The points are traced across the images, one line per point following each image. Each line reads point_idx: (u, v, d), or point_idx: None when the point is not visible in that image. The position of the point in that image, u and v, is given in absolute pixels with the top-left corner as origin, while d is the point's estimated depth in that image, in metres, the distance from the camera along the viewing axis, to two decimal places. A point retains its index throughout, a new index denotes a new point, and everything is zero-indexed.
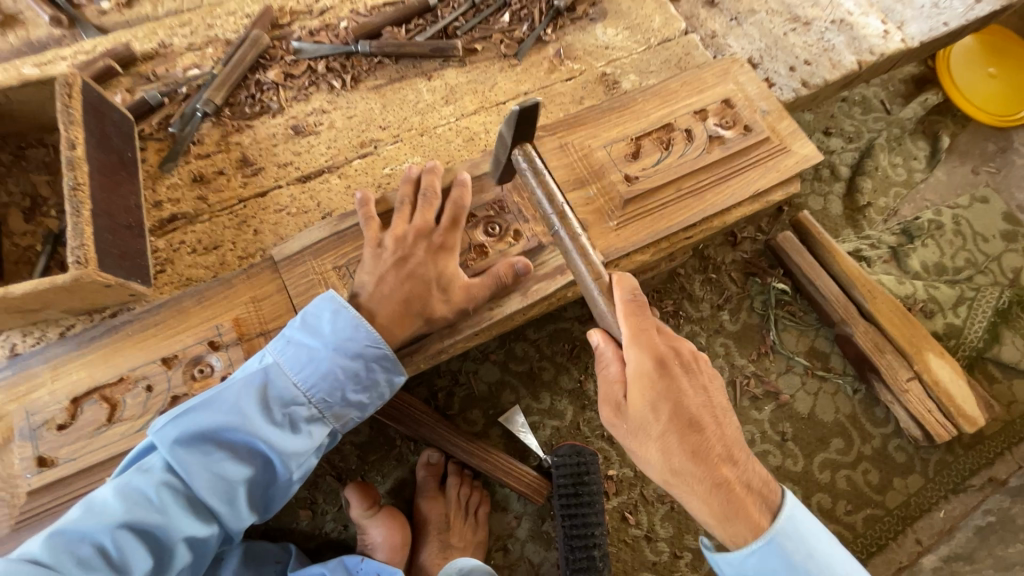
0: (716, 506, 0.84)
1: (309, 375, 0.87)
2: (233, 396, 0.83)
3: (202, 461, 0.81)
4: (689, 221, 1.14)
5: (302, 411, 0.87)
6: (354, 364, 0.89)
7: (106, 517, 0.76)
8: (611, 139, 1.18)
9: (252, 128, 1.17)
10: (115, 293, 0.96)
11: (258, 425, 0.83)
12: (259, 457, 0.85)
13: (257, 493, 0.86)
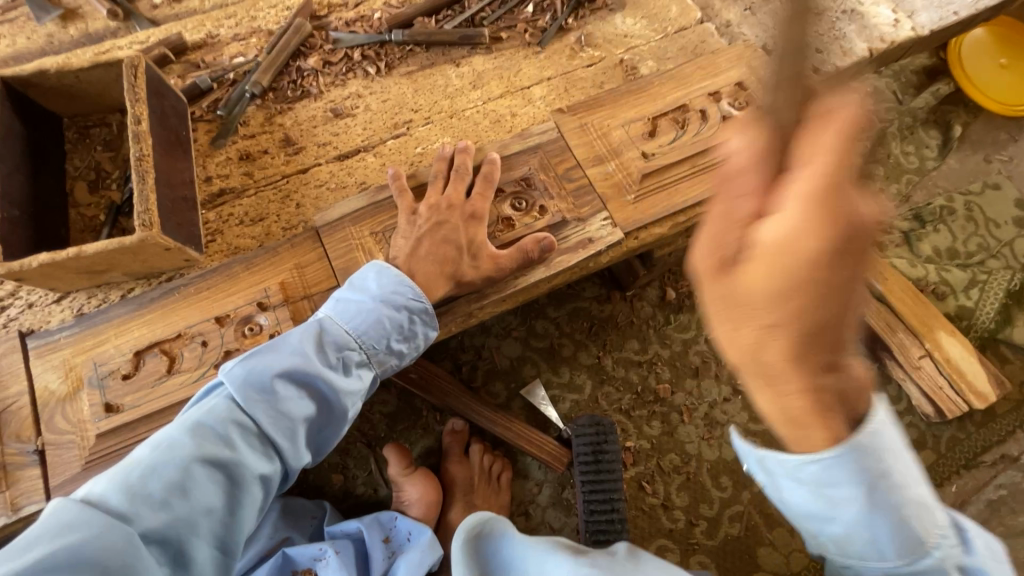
0: (794, 408, 0.63)
1: (360, 323, 0.99)
2: (294, 341, 0.93)
3: (267, 400, 0.90)
4: (703, 195, 1.20)
5: (354, 358, 0.98)
6: (399, 314, 1.01)
7: (180, 450, 0.82)
8: (629, 120, 1.25)
9: (293, 111, 1.25)
10: (173, 258, 1.06)
11: (317, 367, 0.93)
12: (316, 398, 0.94)
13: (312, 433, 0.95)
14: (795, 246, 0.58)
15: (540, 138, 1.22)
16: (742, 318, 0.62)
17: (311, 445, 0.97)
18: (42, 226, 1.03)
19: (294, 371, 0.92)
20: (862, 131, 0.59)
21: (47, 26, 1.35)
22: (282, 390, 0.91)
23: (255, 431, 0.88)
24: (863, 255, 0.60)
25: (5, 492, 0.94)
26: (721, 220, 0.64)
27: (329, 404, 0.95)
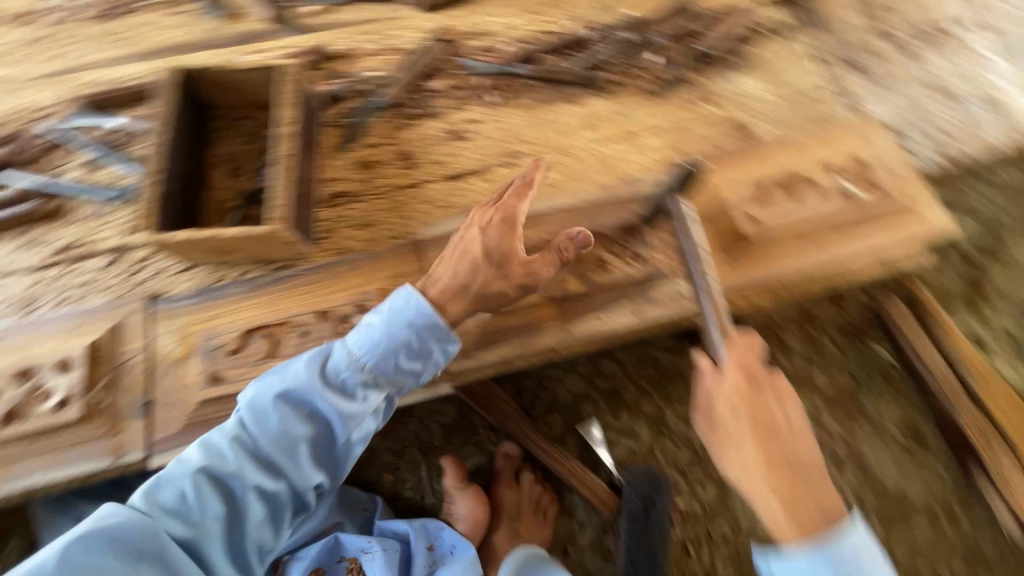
0: (782, 489, 0.89)
1: (292, 387, 0.99)
2: (306, 376, 0.99)
3: (263, 422, 0.97)
4: (805, 269, 1.17)
5: (348, 408, 1.01)
6: (408, 335, 1.00)
7: (218, 471, 0.94)
8: (738, 182, 1.23)
9: (415, 127, 1.33)
10: (290, 250, 1.14)
11: (335, 395, 1.00)
12: (324, 429, 1.01)
13: (322, 451, 1.03)
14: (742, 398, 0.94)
15: (646, 186, 1.23)
16: (730, 446, 0.94)
17: (326, 462, 1.03)
18: (184, 203, 1.13)
19: (260, 401, 0.98)
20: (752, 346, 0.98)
21: (213, 22, 1.50)
22: (291, 431, 0.98)
23: (280, 454, 0.98)
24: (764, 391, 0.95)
25: (113, 438, 1.03)
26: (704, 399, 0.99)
27: (342, 442, 1.02)
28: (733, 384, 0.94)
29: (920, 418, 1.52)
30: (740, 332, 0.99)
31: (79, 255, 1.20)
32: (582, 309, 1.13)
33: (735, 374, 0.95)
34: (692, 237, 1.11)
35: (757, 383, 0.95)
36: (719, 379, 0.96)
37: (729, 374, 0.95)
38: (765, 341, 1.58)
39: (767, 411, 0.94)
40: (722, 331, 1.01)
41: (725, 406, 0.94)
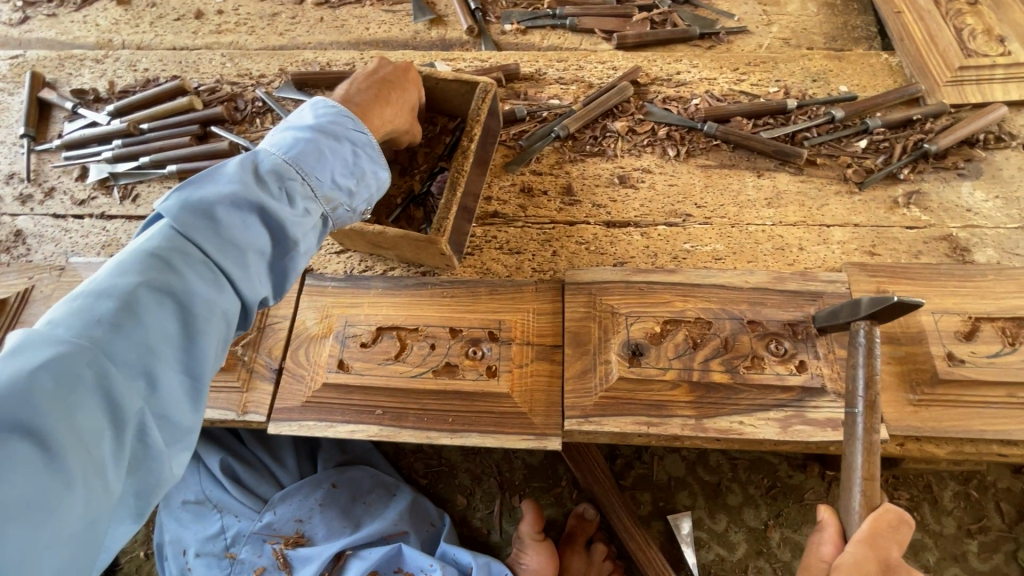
0: None
1: (304, 149, 0.86)
2: (307, 142, 0.87)
3: (229, 219, 0.76)
4: (1010, 436, 0.96)
5: (360, 145, 0.93)
6: (343, 149, 0.90)
7: (157, 302, 0.68)
8: (943, 309, 1.05)
9: (584, 164, 1.30)
10: (439, 259, 1.15)
11: (303, 165, 0.84)
12: (342, 164, 0.89)
13: (275, 262, 0.82)
14: None
15: (826, 287, 1.09)
16: None
17: (273, 276, 0.82)
18: None
19: (231, 194, 0.76)
20: (894, 519, 0.84)
21: (417, 24, 1.58)
22: (290, 188, 0.82)
23: (255, 241, 0.77)
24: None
25: (243, 393, 1.10)
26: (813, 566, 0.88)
27: (352, 159, 0.91)
28: (860, 566, 0.82)
29: None
30: (889, 506, 0.85)
31: None
32: (723, 404, 1.01)
33: (862, 552, 0.83)
34: (866, 368, 0.91)
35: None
36: (846, 556, 0.83)
37: (860, 554, 0.82)
38: (911, 487, 1.36)
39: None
40: (860, 483, 0.87)
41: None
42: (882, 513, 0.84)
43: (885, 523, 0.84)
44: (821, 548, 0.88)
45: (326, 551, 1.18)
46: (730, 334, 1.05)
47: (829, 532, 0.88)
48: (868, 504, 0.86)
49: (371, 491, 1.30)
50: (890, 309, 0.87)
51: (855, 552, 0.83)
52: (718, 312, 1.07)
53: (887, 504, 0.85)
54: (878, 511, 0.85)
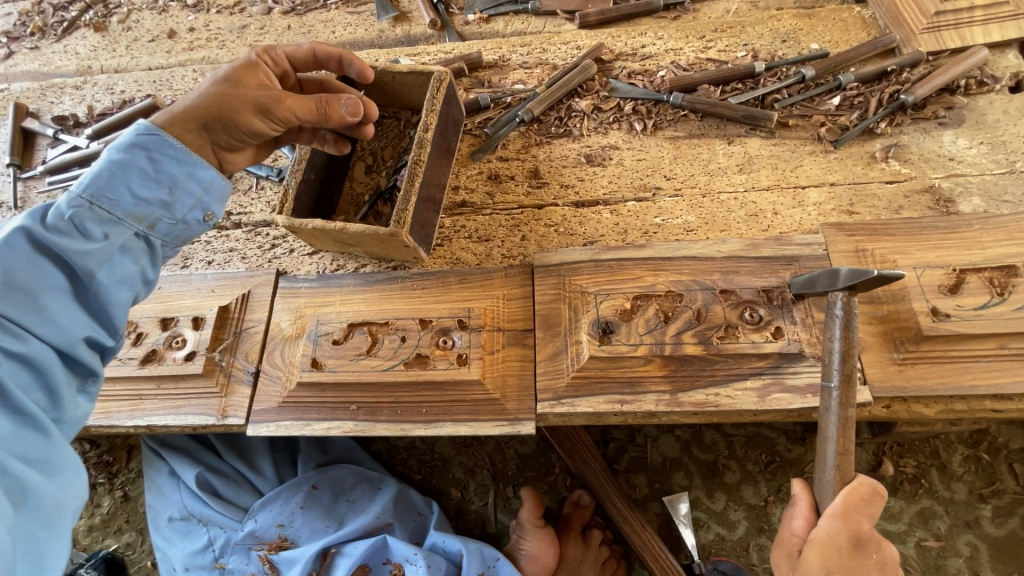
0: None
1: (94, 181, 0.80)
2: (98, 173, 0.80)
3: (18, 267, 0.75)
4: (1006, 389, 0.91)
5: (152, 146, 0.82)
6: (134, 157, 0.82)
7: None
8: (926, 263, 1.00)
9: (550, 146, 1.28)
10: (406, 253, 1.15)
11: (95, 196, 0.80)
12: (143, 179, 0.82)
13: (86, 294, 0.81)
14: (836, 555, 0.82)
15: (801, 250, 1.05)
16: None
17: (96, 307, 0.83)
18: (323, 192, 1.20)
19: (11, 243, 0.75)
20: (869, 491, 0.84)
21: (382, 23, 1.59)
22: (80, 221, 0.79)
23: (45, 282, 0.77)
24: (865, 556, 0.83)
25: (222, 398, 1.11)
26: (785, 540, 0.89)
27: (154, 169, 0.83)
28: (834, 540, 0.82)
29: None
30: (863, 479, 0.84)
31: (232, 222, 1.32)
32: (699, 377, 0.98)
33: (836, 527, 0.82)
34: (843, 341, 0.85)
35: (862, 552, 0.82)
36: (820, 530, 0.83)
37: (836, 528, 0.82)
38: (917, 453, 1.30)
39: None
40: (836, 454, 0.85)
41: (817, 560, 0.82)
42: (858, 487, 0.84)
43: (858, 496, 0.83)
44: (793, 523, 0.88)
45: (311, 550, 1.20)
46: (702, 305, 1.03)
47: (800, 506, 0.88)
48: (842, 479, 0.85)
49: (354, 488, 1.32)
50: (875, 280, 0.80)
51: (832, 527, 0.82)
52: (690, 284, 1.05)
53: (863, 478, 0.84)
54: (852, 485, 0.84)
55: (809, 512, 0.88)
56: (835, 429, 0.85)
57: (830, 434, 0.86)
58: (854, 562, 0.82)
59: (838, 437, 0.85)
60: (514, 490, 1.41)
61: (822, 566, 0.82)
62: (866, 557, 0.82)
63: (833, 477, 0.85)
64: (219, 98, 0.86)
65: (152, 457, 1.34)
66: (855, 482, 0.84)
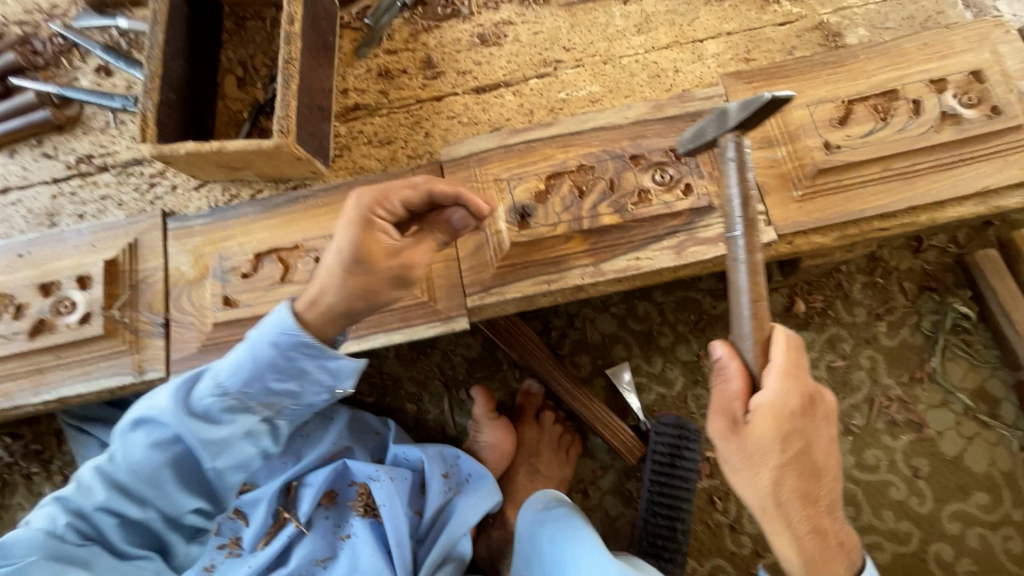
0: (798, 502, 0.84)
1: (234, 369, 0.90)
2: (240, 359, 0.90)
3: (111, 477, 0.96)
4: (891, 208, 0.98)
5: (296, 351, 0.89)
6: (183, 382, 0.93)
7: (92, 491, 0.96)
8: (818, 99, 1.03)
9: (439, 31, 1.17)
10: (301, 168, 1.06)
11: (233, 388, 0.91)
12: (273, 373, 0.91)
13: (167, 468, 0.97)
14: (784, 411, 0.84)
15: (704, 105, 1.05)
16: (758, 465, 0.84)
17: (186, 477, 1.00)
18: (192, 114, 1.06)
19: (110, 470, 0.97)
20: (794, 340, 0.88)
21: None
22: (142, 444, 0.95)
23: (128, 484, 0.97)
24: (806, 408, 0.87)
25: (135, 354, 1.03)
26: (721, 411, 0.87)
27: (288, 365, 0.91)
28: (779, 399, 0.84)
29: (997, 383, 1.36)
30: (779, 331, 0.88)
31: (97, 166, 1.16)
32: (618, 245, 1.00)
33: (779, 386, 0.85)
34: (740, 189, 0.86)
35: (805, 409, 0.86)
36: (768, 396, 0.85)
37: (780, 389, 0.85)
38: (824, 288, 1.42)
39: (809, 437, 0.86)
40: (753, 312, 0.87)
41: (770, 425, 0.83)
42: (788, 342, 0.87)
43: (793, 355, 0.87)
44: (733, 399, 0.86)
45: (272, 488, 1.20)
46: (614, 174, 1.02)
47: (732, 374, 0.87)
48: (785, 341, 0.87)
49: (306, 422, 1.26)
50: (766, 107, 0.80)
51: (777, 388, 0.85)
52: (600, 155, 1.03)
53: (788, 331, 0.88)
54: (785, 346, 0.87)
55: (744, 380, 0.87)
56: (747, 288, 0.86)
57: (738, 295, 0.88)
58: (798, 414, 0.85)
59: (754, 296, 0.87)
60: (467, 392, 1.45)
61: (772, 425, 0.84)
62: (809, 410, 0.87)
63: (762, 341, 0.87)
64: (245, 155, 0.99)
65: (78, 434, 1.26)
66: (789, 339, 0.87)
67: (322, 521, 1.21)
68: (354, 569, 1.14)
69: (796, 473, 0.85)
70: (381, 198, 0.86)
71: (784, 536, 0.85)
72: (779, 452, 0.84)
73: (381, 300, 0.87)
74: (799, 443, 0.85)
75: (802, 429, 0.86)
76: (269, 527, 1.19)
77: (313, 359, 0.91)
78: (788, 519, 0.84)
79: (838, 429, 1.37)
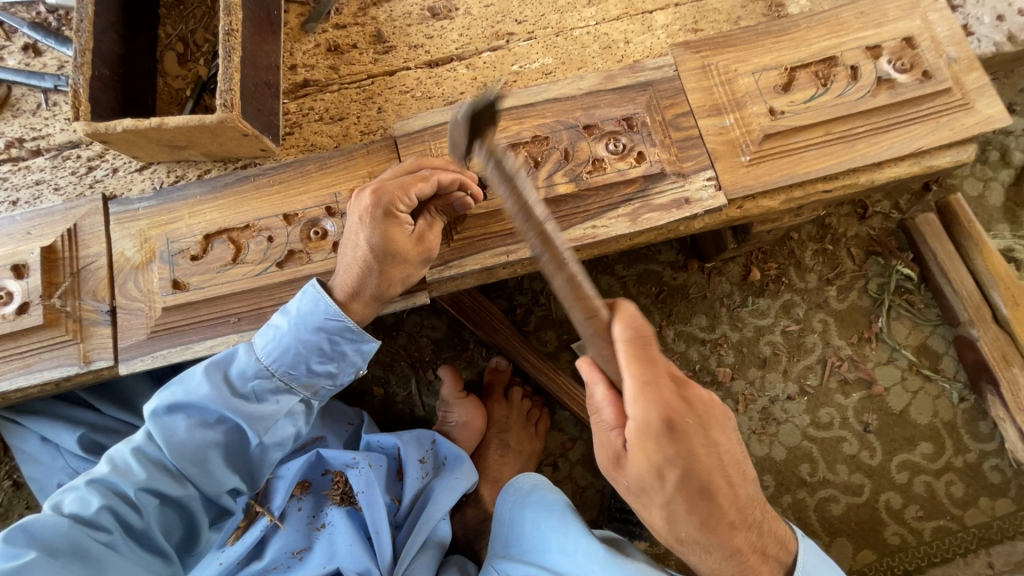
0: (693, 525, 0.77)
1: (276, 349, 0.95)
2: (285, 342, 0.95)
3: (136, 468, 0.94)
4: (833, 170, 1.02)
5: (340, 333, 0.97)
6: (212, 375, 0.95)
7: (130, 470, 0.94)
8: (762, 67, 1.06)
9: (388, 4, 1.15)
10: (249, 145, 1.03)
11: (278, 369, 0.97)
12: (317, 354, 0.98)
13: (199, 455, 0.98)
14: (648, 434, 0.74)
15: (654, 74, 1.07)
16: (645, 497, 0.79)
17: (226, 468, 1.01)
18: (129, 92, 1.02)
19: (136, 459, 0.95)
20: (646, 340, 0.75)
21: None
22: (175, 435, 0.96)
23: (160, 474, 0.96)
24: (679, 424, 0.75)
25: (80, 344, 0.99)
26: (601, 438, 0.81)
27: (331, 347, 0.99)
28: (639, 424, 0.74)
29: (937, 340, 1.43)
30: (625, 326, 0.75)
31: (29, 150, 1.10)
32: (575, 215, 1.01)
33: (640, 409, 0.74)
34: (514, 199, 0.77)
35: (679, 426, 0.75)
36: (629, 422, 0.75)
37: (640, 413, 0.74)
38: (778, 256, 1.47)
39: (692, 456, 0.75)
40: (593, 333, 0.76)
41: (640, 458, 0.75)
42: (630, 347, 0.75)
43: (648, 363, 0.75)
44: (609, 428, 0.80)
45: None
46: (568, 144, 1.03)
47: (600, 395, 0.81)
48: (630, 354, 0.75)
49: None
50: (473, 120, 0.79)
51: (637, 415, 0.74)
52: (554, 125, 1.04)
53: (623, 330, 0.75)
54: (637, 357, 0.75)
55: (615, 401, 0.80)
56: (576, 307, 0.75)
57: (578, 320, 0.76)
58: (668, 433, 0.74)
59: (592, 314, 0.75)
60: (434, 372, 1.45)
61: (639, 454, 0.75)
62: (683, 429, 0.75)
63: (614, 361, 0.77)
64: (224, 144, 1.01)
65: None
66: (633, 343, 0.75)
67: (296, 513, 1.18)
68: (332, 557, 1.12)
69: (681, 504, 0.76)
70: (398, 196, 0.91)
71: (686, 547, 0.82)
72: (657, 485, 0.76)
73: (412, 283, 0.98)
74: (674, 466, 0.74)
75: (684, 453, 0.75)
76: (240, 522, 1.14)
77: (353, 343, 1.00)
78: (685, 538, 0.80)
79: (794, 391, 1.43)
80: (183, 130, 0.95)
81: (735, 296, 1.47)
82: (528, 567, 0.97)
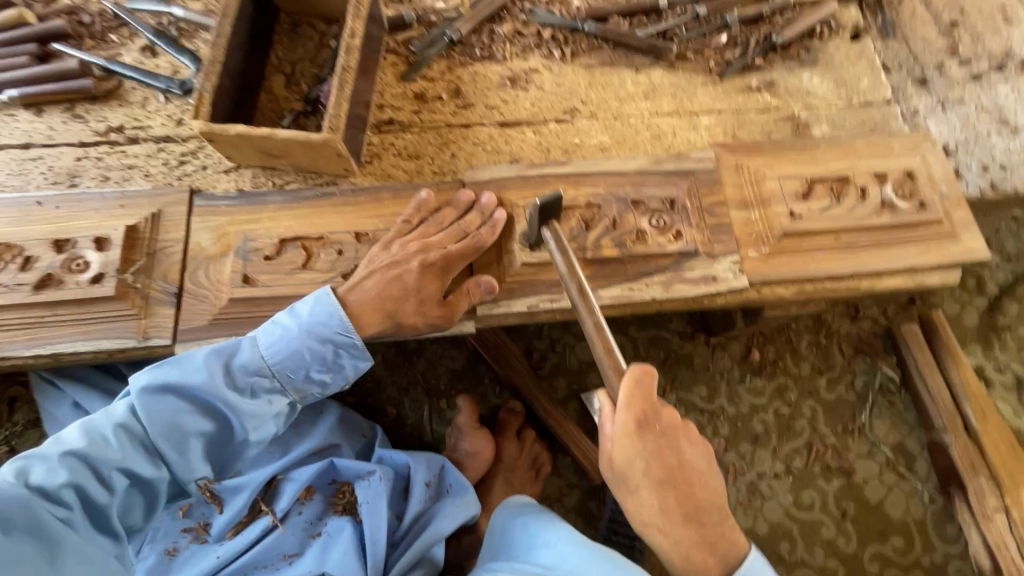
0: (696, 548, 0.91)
1: (282, 350, 1.01)
2: (292, 346, 1.01)
3: (109, 445, 0.92)
4: (837, 272, 1.17)
5: (344, 346, 1.04)
6: (215, 363, 0.97)
7: (109, 446, 0.92)
8: (786, 175, 1.23)
9: (473, 68, 1.32)
10: (336, 165, 1.14)
11: (277, 369, 1.02)
12: (318, 362, 1.04)
13: (182, 437, 0.98)
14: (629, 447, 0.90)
15: (697, 165, 1.22)
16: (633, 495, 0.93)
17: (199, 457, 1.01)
18: (238, 103, 1.14)
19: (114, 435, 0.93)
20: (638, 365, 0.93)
21: None
22: (164, 416, 0.96)
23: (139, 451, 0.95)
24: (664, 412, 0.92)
25: (142, 319, 1.05)
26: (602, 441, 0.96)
27: (332, 358, 1.04)
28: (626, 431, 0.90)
29: (914, 441, 1.55)
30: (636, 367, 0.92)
31: (128, 137, 1.20)
32: (615, 275, 1.13)
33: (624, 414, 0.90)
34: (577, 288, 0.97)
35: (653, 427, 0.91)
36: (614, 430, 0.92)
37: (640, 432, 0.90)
38: (776, 341, 1.61)
39: (674, 452, 0.92)
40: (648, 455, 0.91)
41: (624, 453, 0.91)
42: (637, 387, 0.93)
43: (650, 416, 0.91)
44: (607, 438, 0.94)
45: (258, 477, 1.17)
46: (616, 213, 1.16)
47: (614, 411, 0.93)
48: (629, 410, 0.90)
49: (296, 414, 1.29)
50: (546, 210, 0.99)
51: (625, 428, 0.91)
52: (606, 196, 1.18)
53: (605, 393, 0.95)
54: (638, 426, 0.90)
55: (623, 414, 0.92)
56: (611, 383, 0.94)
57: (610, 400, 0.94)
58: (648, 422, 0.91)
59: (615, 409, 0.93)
60: (447, 402, 1.51)
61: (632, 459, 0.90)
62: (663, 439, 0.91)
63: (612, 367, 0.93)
64: (311, 160, 1.12)
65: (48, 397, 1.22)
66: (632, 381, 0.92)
67: (297, 517, 1.21)
68: (320, 565, 1.14)
69: (660, 499, 0.90)
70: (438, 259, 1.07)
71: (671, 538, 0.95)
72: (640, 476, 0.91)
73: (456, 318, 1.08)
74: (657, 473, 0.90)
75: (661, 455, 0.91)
76: (242, 517, 1.18)
77: (353, 357, 1.06)
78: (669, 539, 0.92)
79: (781, 469, 1.52)
80: (281, 143, 1.06)
81: (735, 372, 1.58)
82: (517, 564, 1.01)
